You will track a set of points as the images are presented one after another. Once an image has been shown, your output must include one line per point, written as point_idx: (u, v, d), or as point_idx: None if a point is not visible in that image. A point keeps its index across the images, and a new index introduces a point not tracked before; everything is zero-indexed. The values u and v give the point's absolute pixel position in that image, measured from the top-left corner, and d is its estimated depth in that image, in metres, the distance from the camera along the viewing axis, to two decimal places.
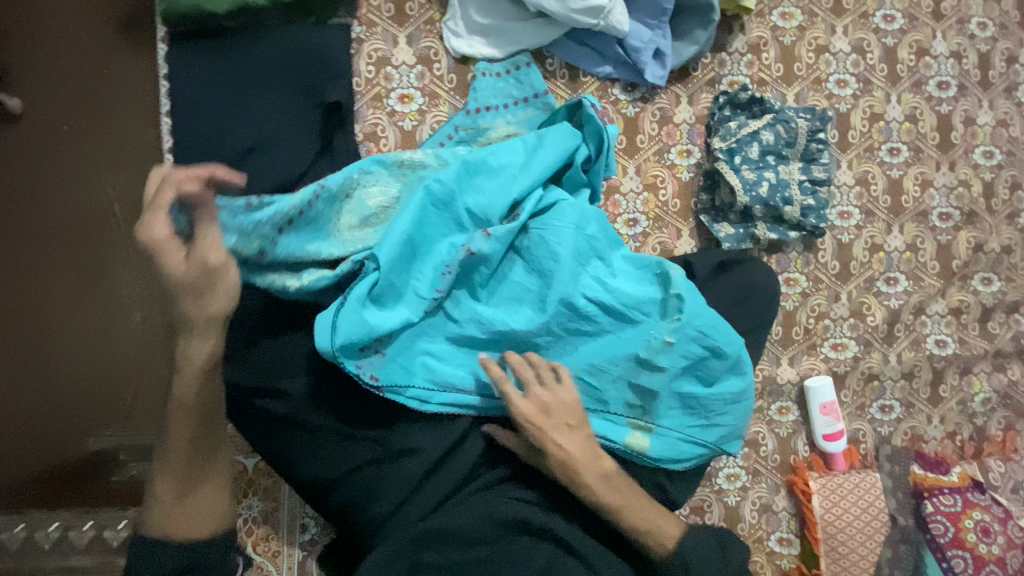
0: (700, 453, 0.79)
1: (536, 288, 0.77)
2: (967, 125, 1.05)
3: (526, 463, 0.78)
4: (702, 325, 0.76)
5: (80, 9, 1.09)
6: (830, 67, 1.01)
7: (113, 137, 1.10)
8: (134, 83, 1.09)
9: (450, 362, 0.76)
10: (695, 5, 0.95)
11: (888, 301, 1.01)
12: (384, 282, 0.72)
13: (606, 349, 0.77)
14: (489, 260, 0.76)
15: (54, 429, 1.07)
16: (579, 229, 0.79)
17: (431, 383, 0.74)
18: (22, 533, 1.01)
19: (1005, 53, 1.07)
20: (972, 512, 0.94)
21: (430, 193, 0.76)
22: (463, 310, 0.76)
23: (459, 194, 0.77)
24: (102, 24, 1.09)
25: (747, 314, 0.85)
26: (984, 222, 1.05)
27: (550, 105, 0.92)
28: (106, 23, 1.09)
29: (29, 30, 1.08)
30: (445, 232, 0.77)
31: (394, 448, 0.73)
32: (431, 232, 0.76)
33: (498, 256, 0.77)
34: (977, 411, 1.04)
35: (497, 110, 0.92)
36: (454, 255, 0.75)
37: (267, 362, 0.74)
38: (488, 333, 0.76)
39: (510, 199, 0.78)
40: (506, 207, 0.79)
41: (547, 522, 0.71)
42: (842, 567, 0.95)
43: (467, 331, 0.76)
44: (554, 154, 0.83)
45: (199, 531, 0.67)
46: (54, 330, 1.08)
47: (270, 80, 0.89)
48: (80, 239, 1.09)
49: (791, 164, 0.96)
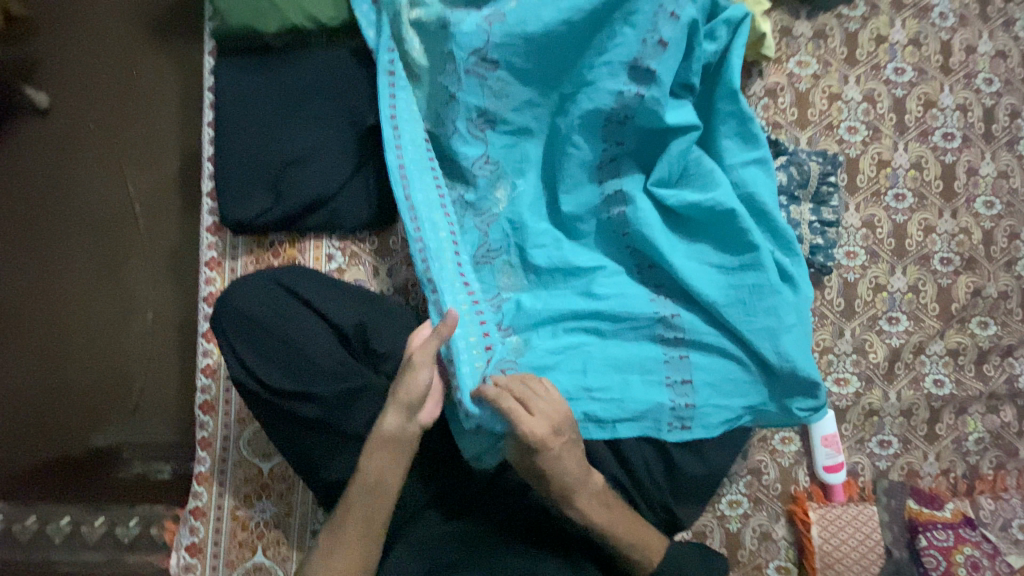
0: (599, 172, 0.90)
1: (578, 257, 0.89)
2: (970, 175, 1.10)
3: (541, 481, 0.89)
4: (568, 203, 0.89)
5: (128, 32, 1.31)
6: (842, 114, 1.06)
7: (140, 139, 1.30)
8: (167, 94, 1.31)
9: (565, 340, 0.87)
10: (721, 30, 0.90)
11: (890, 340, 1.05)
12: (569, 343, 0.87)
13: (591, 288, 0.88)
14: (577, 275, 0.89)
15: (73, 423, 1.24)
16: (580, 229, 0.90)
17: (565, 360, 0.86)
18: (33, 525, 1.13)
19: (1009, 108, 1.12)
20: (963, 547, 1.00)
21: (544, 341, 0.87)
22: (545, 327, 0.88)
23: (574, 340, 0.87)
24: (159, 51, 1.31)
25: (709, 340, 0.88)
26: (983, 269, 1.09)
27: (565, 97, 0.90)
28: (166, 54, 1.31)
29: (72, 48, 1.31)
30: (575, 317, 0.88)
31: (432, 455, 0.88)
32: (570, 339, 0.87)
33: (580, 307, 0.87)
34: (970, 450, 1.07)
35: (517, 111, 0.90)
36: (538, 309, 0.88)
37: (295, 365, 0.81)
38: (580, 271, 0.88)
39: (609, 362, 0.86)
40: (573, 328, 0.88)
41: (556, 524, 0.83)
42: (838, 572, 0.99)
43: (573, 299, 0.88)
44: (603, 362, 0.86)
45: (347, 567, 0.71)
46: (78, 332, 1.27)
47: (313, 94, 0.93)
48: (101, 235, 1.29)
49: (802, 204, 1.02)
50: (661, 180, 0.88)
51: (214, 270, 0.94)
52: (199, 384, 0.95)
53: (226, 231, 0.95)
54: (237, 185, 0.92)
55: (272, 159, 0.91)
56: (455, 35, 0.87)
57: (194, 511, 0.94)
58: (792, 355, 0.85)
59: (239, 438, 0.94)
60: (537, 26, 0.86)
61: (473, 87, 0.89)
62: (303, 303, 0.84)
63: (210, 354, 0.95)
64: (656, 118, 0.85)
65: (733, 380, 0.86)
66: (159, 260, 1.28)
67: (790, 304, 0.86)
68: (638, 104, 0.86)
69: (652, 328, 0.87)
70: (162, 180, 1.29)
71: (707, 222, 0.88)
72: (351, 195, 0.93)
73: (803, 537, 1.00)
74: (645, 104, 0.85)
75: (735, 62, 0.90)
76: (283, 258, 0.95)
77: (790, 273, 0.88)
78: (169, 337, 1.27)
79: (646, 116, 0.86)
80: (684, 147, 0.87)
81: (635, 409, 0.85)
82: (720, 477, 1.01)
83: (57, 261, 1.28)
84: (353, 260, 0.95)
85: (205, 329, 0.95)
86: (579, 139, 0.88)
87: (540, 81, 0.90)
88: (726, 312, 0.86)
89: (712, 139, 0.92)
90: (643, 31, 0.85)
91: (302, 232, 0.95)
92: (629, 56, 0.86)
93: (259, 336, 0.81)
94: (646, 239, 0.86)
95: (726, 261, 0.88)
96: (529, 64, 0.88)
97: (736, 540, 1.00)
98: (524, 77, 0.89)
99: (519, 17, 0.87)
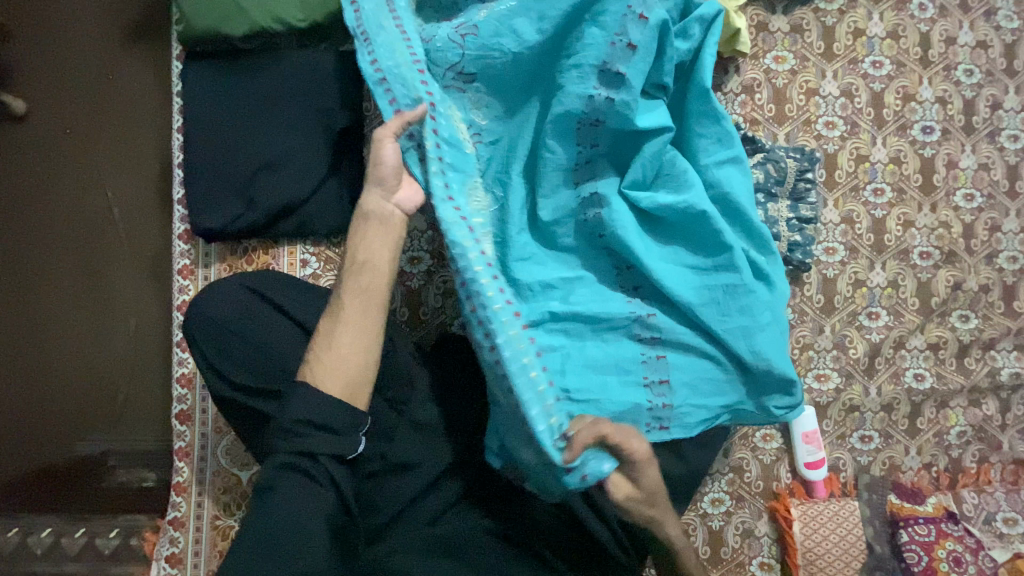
0: (574, 176, 0.89)
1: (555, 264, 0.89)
2: (949, 168, 1.09)
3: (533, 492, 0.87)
4: (545, 208, 0.89)
5: (101, 35, 1.29)
6: (819, 109, 1.06)
7: (117, 144, 1.28)
8: (143, 97, 1.29)
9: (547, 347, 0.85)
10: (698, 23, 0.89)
11: (869, 335, 1.05)
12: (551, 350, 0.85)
13: (570, 294, 0.88)
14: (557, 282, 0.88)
15: (53, 432, 1.23)
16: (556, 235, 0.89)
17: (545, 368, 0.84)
18: (16, 537, 1.13)
19: (990, 99, 1.11)
20: (945, 542, 0.99)
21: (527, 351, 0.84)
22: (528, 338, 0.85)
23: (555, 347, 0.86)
24: (135, 54, 1.29)
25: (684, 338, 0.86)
26: (963, 262, 1.08)
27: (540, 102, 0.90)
28: (142, 58, 1.30)
29: (45, 52, 1.29)
30: (556, 324, 0.86)
31: (407, 461, 0.83)
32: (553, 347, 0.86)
33: (560, 313, 0.86)
34: (952, 443, 1.07)
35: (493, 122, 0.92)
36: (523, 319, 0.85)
37: (267, 371, 0.80)
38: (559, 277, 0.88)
39: (590, 367, 0.86)
40: (554, 335, 0.86)
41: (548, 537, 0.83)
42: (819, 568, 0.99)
43: (552, 305, 0.87)
44: (582, 367, 0.85)
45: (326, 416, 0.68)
46: (57, 340, 1.25)
47: (283, 99, 0.92)
48: (79, 243, 1.27)
49: (780, 202, 1.01)
50: (635, 182, 0.88)
51: (187, 278, 0.94)
52: (175, 394, 0.94)
53: (198, 239, 0.94)
54: (208, 193, 0.91)
55: (243, 166, 0.90)
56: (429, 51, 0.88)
57: (173, 522, 0.93)
58: (767, 353, 0.85)
59: (217, 447, 0.94)
60: (512, 38, 0.86)
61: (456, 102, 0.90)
62: (276, 309, 0.83)
63: (186, 363, 0.94)
64: (627, 121, 0.85)
65: (711, 379, 0.86)
66: (139, 268, 1.27)
67: (765, 302, 0.86)
68: (608, 107, 0.85)
69: (628, 329, 0.87)
70: (140, 187, 1.28)
71: (681, 222, 0.88)
72: (325, 198, 0.92)
73: (786, 533, 1.00)
74: (616, 107, 0.84)
75: (707, 61, 0.89)
76: (257, 265, 0.94)
77: (765, 271, 0.87)
78: (150, 345, 1.26)
79: (617, 119, 0.85)
80: (657, 148, 0.87)
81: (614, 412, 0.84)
82: (702, 476, 1.01)
83: (34, 270, 1.27)
84: (328, 265, 0.94)
85: (180, 338, 0.94)
86: (553, 142, 0.87)
87: (515, 90, 0.90)
88: (701, 312, 0.86)
89: (686, 140, 0.91)
90: (612, 33, 0.84)
91: (275, 239, 0.94)
92: (598, 59, 0.85)
93: (230, 343, 0.81)
94: (622, 241, 0.85)
95: (701, 261, 0.88)
96: (506, 72, 0.88)
97: (718, 538, 1.00)
98: (500, 87, 0.90)
99: (493, 30, 0.86)
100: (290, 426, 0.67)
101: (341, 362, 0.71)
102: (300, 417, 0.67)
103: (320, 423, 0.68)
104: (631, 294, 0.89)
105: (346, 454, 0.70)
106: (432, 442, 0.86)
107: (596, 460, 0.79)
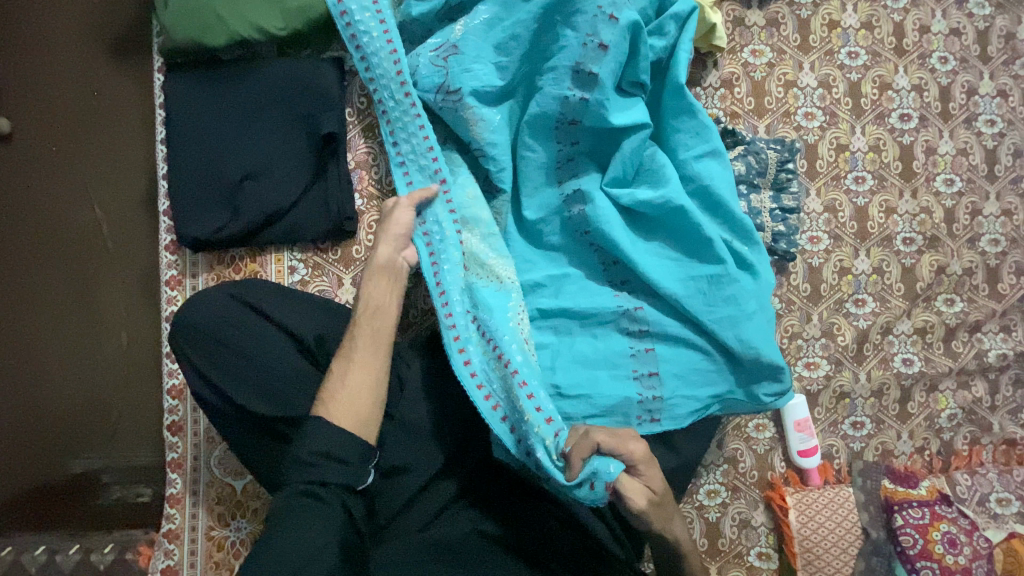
0: (557, 176, 0.91)
1: (542, 262, 0.91)
2: (928, 154, 1.11)
3: (525, 489, 0.87)
4: (532, 209, 0.90)
5: (85, 51, 1.29)
6: (798, 100, 1.07)
7: (105, 159, 1.28)
8: (128, 112, 1.29)
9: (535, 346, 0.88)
10: (677, 22, 0.90)
11: (856, 322, 1.06)
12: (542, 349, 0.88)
13: (558, 292, 0.89)
14: (546, 281, 0.89)
15: (45, 447, 1.22)
16: (544, 231, 0.90)
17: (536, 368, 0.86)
18: (8, 556, 1.12)
19: (965, 85, 1.12)
20: (939, 524, 0.99)
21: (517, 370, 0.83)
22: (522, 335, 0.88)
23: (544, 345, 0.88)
24: (121, 69, 1.30)
25: (672, 331, 0.87)
26: (947, 246, 1.10)
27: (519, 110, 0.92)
28: (128, 71, 1.30)
29: (29, 68, 1.29)
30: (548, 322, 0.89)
31: (402, 463, 0.84)
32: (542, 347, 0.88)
33: (550, 310, 0.88)
34: (943, 426, 1.08)
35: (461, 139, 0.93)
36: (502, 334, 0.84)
37: (259, 380, 0.80)
38: (545, 274, 0.90)
39: (579, 365, 0.86)
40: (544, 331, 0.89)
41: (548, 529, 0.84)
42: (815, 554, 0.99)
43: (541, 303, 0.89)
44: (571, 366, 0.86)
45: (337, 439, 0.69)
46: (47, 354, 1.25)
47: (266, 107, 0.93)
48: (68, 257, 1.27)
49: (762, 192, 1.03)
50: (616, 179, 0.89)
51: (174, 289, 0.94)
52: (166, 406, 0.94)
53: (184, 249, 0.94)
54: (194, 203, 0.91)
55: (228, 175, 0.91)
56: (416, 74, 0.90)
57: (168, 534, 0.93)
58: (754, 342, 0.85)
59: (209, 455, 0.94)
60: (493, 44, 0.89)
61: (452, 121, 0.90)
62: (265, 317, 0.83)
63: (176, 374, 0.94)
64: (602, 120, 0.86)
65: (697, 371, 0.86)
66: (128, 283, 1.27)
67: (751, 292, 0.87)
68: (584, 107, 0.86)
69: (616, 323, 0.87)
70: (128, 201, 1.28)
71: (661, 216, 0.89)
72: (310, 205, 0.92)
73: (782, 521, 1.00)
74: (590, 107, 0.86)
75: (682, 57, 0.90)
76: (245, 272, 0.94)
77: (749, 261, 0.88)
78: (144, 357, 1.26)
79: (593, 118, 0.87)
80: (636, 145, 0.88)
81: (603, 408, 0.85)
82: (697, 467, 1.01)
83: (20, 287, 1.26)
84: (315, 271, 0.94)
85: (169, 349, 0.93)
86: (532, 144, 0.89)
87: (499, 96, 0.91)
88: (685, 304, 0.86)
89: (665, 135, 0.92)
90: (584, 34, 0.86)
91: (262, 247, 0.94)
92: (572, 61, 0.86)
93: (217, 353, 0.81)
94: (606, 235, 0.86)
95: (686, 254, 0.89)
96: (486, 79, 0.89)
97: (716, 529, 1.00)
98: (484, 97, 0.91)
99: (473, 47, 0.89)
100: (305, 458, 0.67)
101: (354, 392, 0.73)
102: (317, 450, 0.67)
103: (333, 454, 0.68)
104: (619, 289, 0.89)
105: (357, 486, 0.69)
106: (425, 444, 0.85)
107: (603, 464, 0.75)
